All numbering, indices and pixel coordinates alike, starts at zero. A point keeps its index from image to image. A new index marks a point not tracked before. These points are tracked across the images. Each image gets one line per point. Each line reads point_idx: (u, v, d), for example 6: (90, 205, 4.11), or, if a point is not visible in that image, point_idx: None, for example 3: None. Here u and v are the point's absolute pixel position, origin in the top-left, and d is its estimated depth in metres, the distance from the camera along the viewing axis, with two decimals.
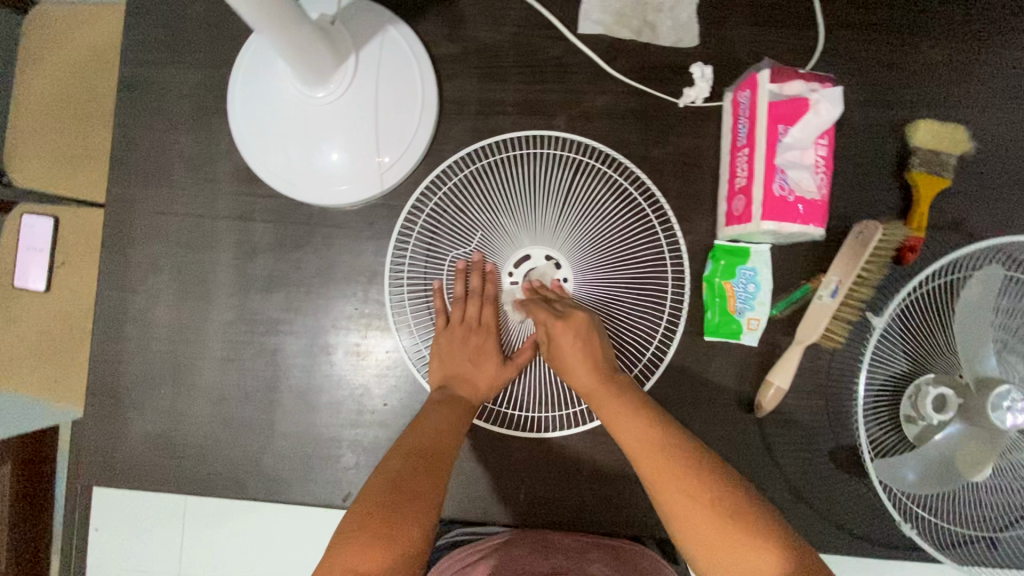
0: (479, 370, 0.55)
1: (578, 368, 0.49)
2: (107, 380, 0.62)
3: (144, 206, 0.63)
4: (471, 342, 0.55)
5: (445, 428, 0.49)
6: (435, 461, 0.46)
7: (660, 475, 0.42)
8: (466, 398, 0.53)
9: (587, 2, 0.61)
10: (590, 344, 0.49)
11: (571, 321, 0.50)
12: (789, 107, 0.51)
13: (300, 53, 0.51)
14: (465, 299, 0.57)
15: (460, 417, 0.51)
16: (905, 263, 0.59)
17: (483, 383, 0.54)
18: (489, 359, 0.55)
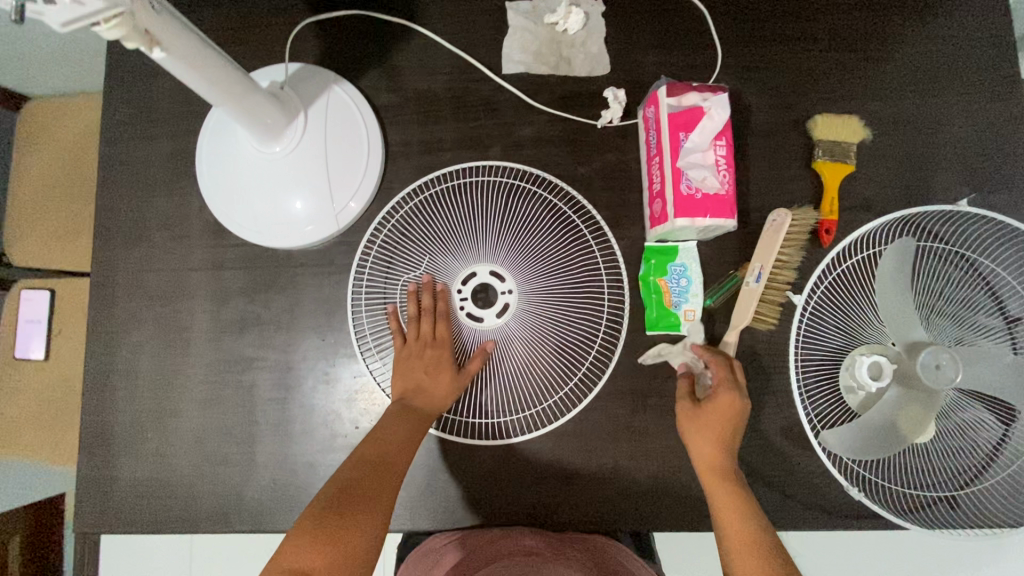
0: (435, 381, 0.59)
1: (705, 441, 0.55)
2: (97, 431, 0.66)
3: (125, 266, 0.69)
4: (427, 356, 0.60)
5: (402, 439, 0.55)
6: (385, 468, 0.52)
7: (743, 551, 0.49)
8: (422, 408, 0.58)
9: (508, 45, 0.69)
10: (728, 427, 0.55)
11: (738, 401, 0.55)
12: (686, 117, 0.57)
13: (255, 118, 0.58)
14: (419, 318, 0.62)
15: (416, 429, 0.56)
16: (823, 244, 0.64)
17: (440, 393, 0.59)
18: (444, 370, 0.59)
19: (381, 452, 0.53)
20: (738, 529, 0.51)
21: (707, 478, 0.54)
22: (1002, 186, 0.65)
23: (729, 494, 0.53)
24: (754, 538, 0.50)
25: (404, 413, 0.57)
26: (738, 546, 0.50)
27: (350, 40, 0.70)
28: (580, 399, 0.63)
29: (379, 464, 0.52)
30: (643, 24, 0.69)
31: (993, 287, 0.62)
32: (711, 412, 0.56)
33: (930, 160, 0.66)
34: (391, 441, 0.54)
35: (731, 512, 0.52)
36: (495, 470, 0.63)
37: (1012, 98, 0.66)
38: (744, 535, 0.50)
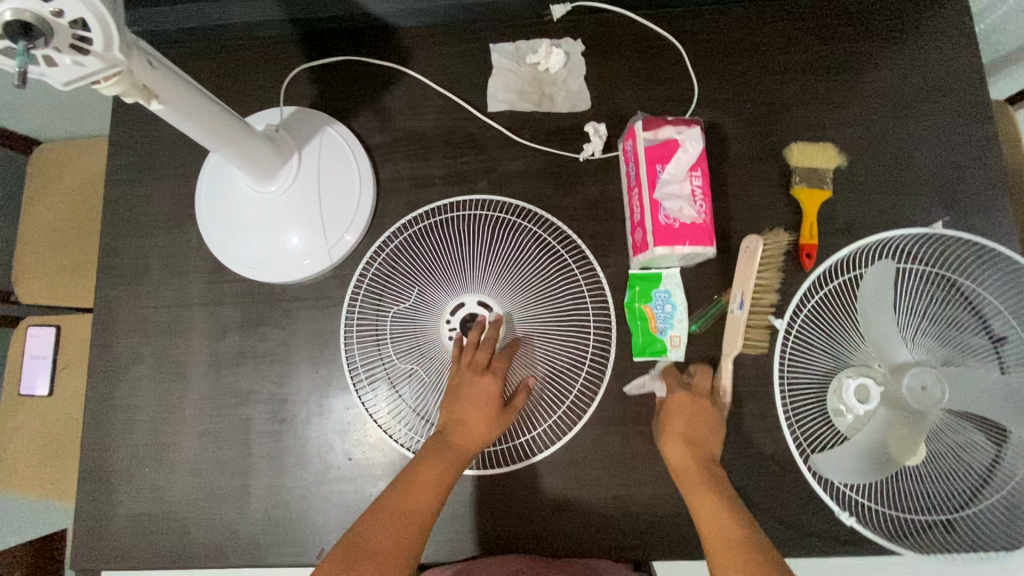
0: (483, 415, 0.56)
1: (671, 442, 0.57)
2: (95, 466, 0.67)
3: (127, 303, 0.71)
4: (480, 385, 0.56)
5: (437, 486, 0.52)
6: (409, 520, 0.49)
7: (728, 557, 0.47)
8: (462, 445, 0.54)
9: (493, 85, 0.72)
10: (691, 423, 0.58)
11: (693, 397, 0.59)
12: (662, 150, 0.60)
13: (251, 161, 0.62)
14: (476, 348, 0.59)
15: (451, 469, 0.53)
16: (805, 267, 0.66)
17: (483, 429, 0.55)
18: (492, 404, 0.56)
19: (408, 498, 0.50)
20: (714, 526, 0.50)
21: (683, 481, 0.55)
22: (979, 207, 0.67)
23: (704, 492, 0.53)
24: (733, 533, 0.49)
25: (445, 452, 0.53)
26: (717, 543, 0.49)
27: (342, 84, 0.73)
28: (570, 428, 0.64)
29: (403, 514, 0.49)
30: (622, 60, 0.71)
31: (978, 306, 0.62)
32: (670, 414, 0.59)
33: (906, 184, 0.68)
34: (422, 489, 0.51)
35: (712, 518, 0.50)
36: (487, 500, 0.63)
37: (983, 122, 0.68)
38: (722, 534, 0.49)
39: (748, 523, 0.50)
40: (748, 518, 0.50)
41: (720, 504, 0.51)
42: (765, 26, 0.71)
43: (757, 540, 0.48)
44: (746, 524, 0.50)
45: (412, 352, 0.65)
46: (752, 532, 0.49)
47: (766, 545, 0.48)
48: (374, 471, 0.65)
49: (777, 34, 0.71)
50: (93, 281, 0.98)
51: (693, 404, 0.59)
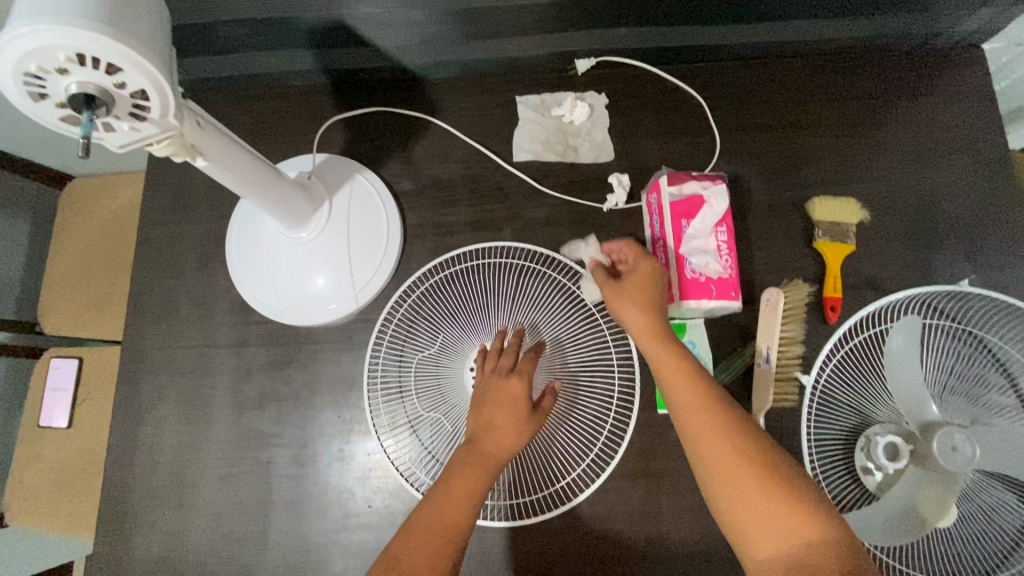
0: (513, 421, 0.56)
1: (637, 313, 0.56)
2: (115, 506, 0.67)
3: (155, 342, 0.72)
4: (507, 391, 0.57)
5: (472, 496, 0.51)
6: (443, 531, 0.49)
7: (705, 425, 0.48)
8: (493, 449, 0.54)
9: (518, 136, 0.74)
10: (654, 294, 0.57)
11: (656, 268, 0.58)
12: (688, 204, 0.61)
13: (283, 209, 0.63)
14: (501, 354, 0.60)
15: (482, 476, 0.53)
16: (829, 321, 0.66)
17: (514, 436, 0.55)
18: (521, 408, 0.56)
19: (441, 510, 0.50)
20: (683, 389, 0.51)
21: (651, 354, 0.54)
22: (1003, 264, 0.67)
23: (674, 360, 0.53)
24: (704, 402, 0.50)
25: (477, 462, 0.53)
26: (688, 410, 0.50)
27: (373, 132, 0.75)
28: (592, 480, 0.63)
29: (437, 528, 0.49)
30: (645, 113, 0.73)
31: (1007, 365, 0.61)
32: (634, 284, 0.57)
33: (928, 240, 0.68)
34: (455, 502, 0.51)
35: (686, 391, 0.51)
36: (508, 552, 0.63)
37: (1004, 180, 0.69)
38: (695, 402, 0.50)
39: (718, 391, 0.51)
40: (716, 384, 0.52)
41: (690, 371, 0.52)
42: (784, 83, 0.73)
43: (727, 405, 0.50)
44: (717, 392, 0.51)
45: (434, 398, 0.65)
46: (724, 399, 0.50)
47: (737, 412, 0.50)
48: (394, 519, 0.64)
49: (797, 89, 0.73)
50: (118, 314, 1.00)
51: (655, 276, 0.58)
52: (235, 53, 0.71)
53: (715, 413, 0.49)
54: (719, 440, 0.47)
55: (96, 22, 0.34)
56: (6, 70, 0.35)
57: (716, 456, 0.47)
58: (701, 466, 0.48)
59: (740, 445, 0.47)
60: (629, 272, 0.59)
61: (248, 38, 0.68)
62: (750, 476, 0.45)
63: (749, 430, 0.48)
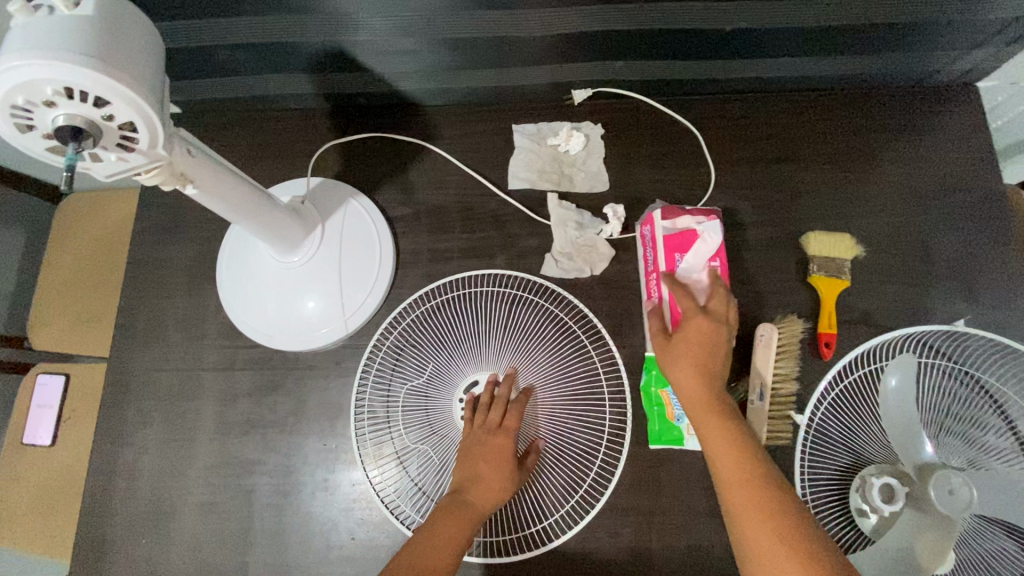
0: (499, 475, 0.56)
1: (684, 373, 0.55)
2: (92, 534, 0.65)
3: (141, 364, 0.71)
4: (495, 444, 0.57)
5: (455, 545, 0.50)
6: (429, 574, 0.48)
7: (737, 488, 0.49)
8: (479, 501, 0.54)
9: (514, 164, 0.74)
10: (706, 352, 0.55)
11: (711, 326, 0.55)
12: (680, 238, 0.61)
13: (275, 233, 0.63)
14: (490, 406, 0.60)
15: (467, 525, 0.52)
16: (824, 357, 0.65)
17: (498, 490, 0.55)
18: (507, 464, 0.57)
19: (424, 554, 0.49)
20: (726, 463, 0.50)
21: (697, 417, 0.54)
22: (1000, 302, 0.66)
23: (720, 428, 0.52)
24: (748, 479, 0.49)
25: (464, 510, 0.53)
26: (723, 472, 0.50)
27: (369, 157, 0.76)
28: (582, 516, 0.62)
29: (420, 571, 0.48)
30: (641, 144, 0.73)
31: (1004, 408, 0.61)
32: (685, 336, 0.56)
33: (924, 277, 0.68)
34: (441, 546, 0.50)
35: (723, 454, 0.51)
36: None
37: (1000, 218, 0.69)
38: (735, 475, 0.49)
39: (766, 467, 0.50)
40: (764, 458, 0.50)
41: (736, 443, 0.51)
42: (780, 118, 0.73)
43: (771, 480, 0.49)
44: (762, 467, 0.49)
45: (422, 428, 0.64)
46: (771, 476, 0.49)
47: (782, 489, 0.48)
48: (378, 553, 0.63)
49: (792, 124, 0.73)
50: (109, 330, 1.00)
51: (711, 332, 0.55)
52: (234, 77, 0.71)
53: (758, 492, 0.48)
54: (754, 519, 0.46)
55: (84, 55, 0.33)
56: None
57: (744, 522, 0.47)
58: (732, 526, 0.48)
59: (777, 528, 0.45)
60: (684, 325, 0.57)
61: (246, 63, 0.68)
62: (793, 566, 0.43)
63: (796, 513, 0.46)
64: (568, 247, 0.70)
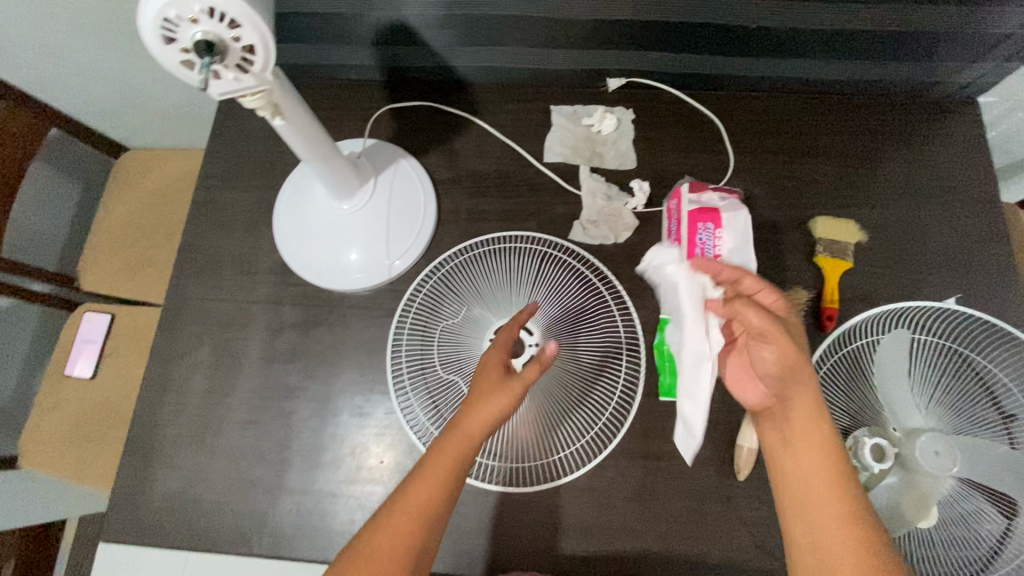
0: (485, 393, 0.54)
1: (800, 371, 0.54)
2: (142, 442, 0.71)
3: (196, 293, 0.77)
4: (486, 363, 0.57)
5: (440, 481, 0.52)
6: (419, 519, 0.50)
7: (826, 495, 0.51)
8: (466, 426, 0.53)
9: (550, 140, 0.81)
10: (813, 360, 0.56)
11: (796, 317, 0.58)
12: (704, 211, 0.66)
13: (336, 179, 0.70)
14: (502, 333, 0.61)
15: (453, 456, 0.52)
16: (824, 329, 0.71)
17: (485, 412, 0.53)
18: (495, 383, 0.55)
19: (416, 491, 0.51)
20: (819, 464, 0.52)
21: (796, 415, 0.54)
22: (987, 290, 0.72)
23: (818, 433, 0.53)
24: (831, 490, 0.51)
25: (453, 442, 0.53)
26: (815, 476, 0.52)
27: (418, 126, 0.83)
28: (594, 455, 0.67)
29: (411, 510, 0.50)
30: (666, 130, 0.81)
31: (988, 382, 0.66)
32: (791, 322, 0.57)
33: (921, 263, 0.73)
34: (427, 488, 0.51)
35: (820, 461, 0.52)
36: (512, 517, 0.67)
37: (993, 216, 0.75)
38: (820, 489, 0.51)
39: (848, 476, 0.52)
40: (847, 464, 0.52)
41: (827, 449, 0.52)
42: (793, 115, 0.80)
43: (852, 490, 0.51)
44: (847, 479, 0.52)
45: (451, 366, 0.69)
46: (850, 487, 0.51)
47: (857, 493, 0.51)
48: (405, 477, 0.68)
49: (806, 121, 0.80)
50: (162, 280, 1.07)
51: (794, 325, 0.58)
52: (305, 43, 0.79)
53: (837, 495, 0.51)
54: (841, 528, 0.49)
55: None
56: (149, 17, 0.42)
57: (825, 523, 0.50)
58: (805, 523, 0.51)
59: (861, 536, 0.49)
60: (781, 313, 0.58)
61: (318, 31, 0.77)
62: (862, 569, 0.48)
63: (868, 520, 0.50)
64: (595, 215, 0.76)
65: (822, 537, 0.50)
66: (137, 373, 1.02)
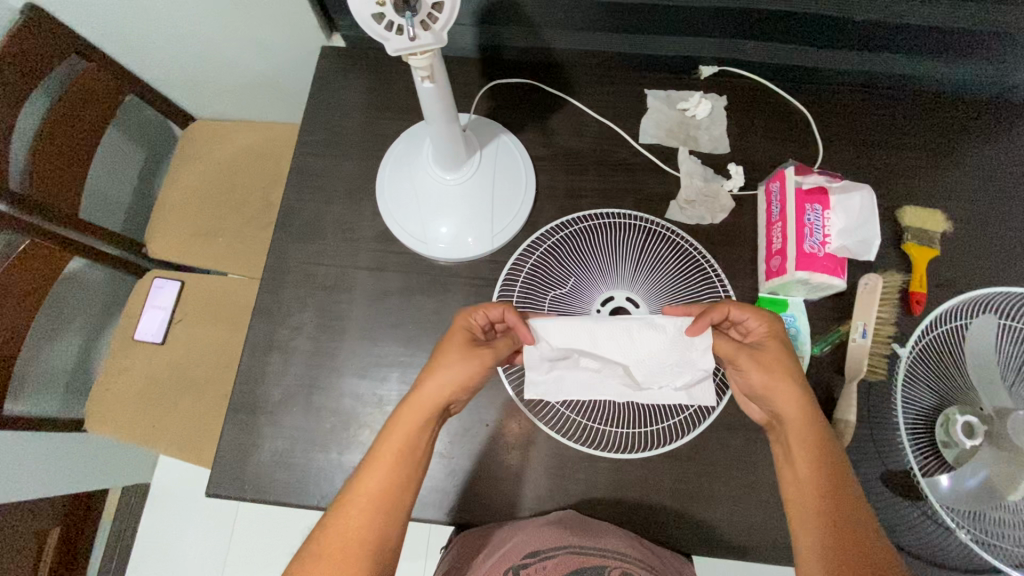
0: (446, 360, 0.58)
1: (783, 388, 0.58)
2: (247, 399, 0.72)
3: (299, 258, 0.78)
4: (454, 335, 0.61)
5: (397, 456, 0.55)
6: (388, 497, 0.54)
7: (822, 507, 0.54)
8: (424, 393, 0.57)
9: (645, 122, 0.83)
10: (792, 369, 0.59)
11: (779, 336, 0.60)
12: (811, 194, 0.70)
13: (450, 149, 0.69)
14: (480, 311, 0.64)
15: (410, 429, 0.56)
16: (913, 312, 0.74)
17: (443, 380, 0.58)
18: (458, 352, 0.59)
19: (380, 467, 0.54)
20: (814, 478, 0.56)
21: (795, 432, 0.58)
22: None
23: (812, 451, 0.57)
24: (830, 503, 0.54)
25: (405, 418, 0.56)
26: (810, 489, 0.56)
27: (515, 103, 0.85)
28: (700, 422, 0.70)
29: (378, 490, 0.54)
30: (757, 117, 0.83)
31: None
32: (767, 344, 0.60)
33: (1001, 256, 0.77)
34: (382, 471, 0.54)
35: (814, 474, 0.56)
36: (614, 480, 0.70)
37: None
38: (821, 504, 0.55)
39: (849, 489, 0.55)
40: (847, 475, 0.56)
41: (824, 466, 0.56)
42: (878, 109, 0.83)
43: (854, 501, 0.54)
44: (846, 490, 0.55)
45: None
46: (851, 502, 0.54)
47: (858, 505, 0.54)
48: (513, 439, 0.72)
49: (889, 115, 0.83)
50: (262, 257, 1.06)
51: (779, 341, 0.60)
52: None
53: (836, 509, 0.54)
54: (830, 536, 0.53)
55: None
56: None
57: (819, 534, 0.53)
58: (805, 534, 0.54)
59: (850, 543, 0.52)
60: (759, 338, 0.61)
61: None
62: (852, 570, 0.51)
63: (861, 527, 0.53)
64: (693, 196, 0.79)
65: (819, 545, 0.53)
66: (236, 344, 1.02)
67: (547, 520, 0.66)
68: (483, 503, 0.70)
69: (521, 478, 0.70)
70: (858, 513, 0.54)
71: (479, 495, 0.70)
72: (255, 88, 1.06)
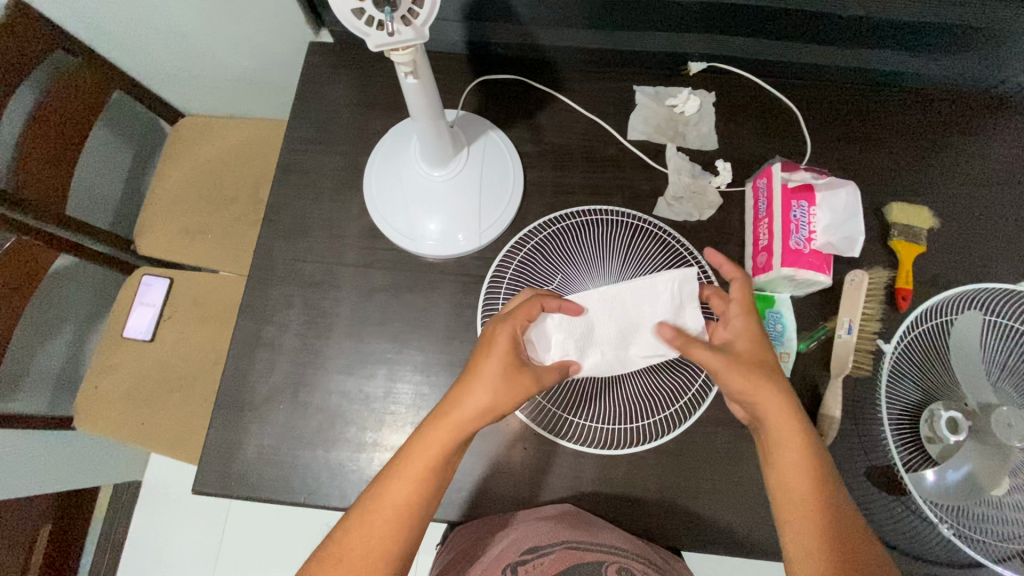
0: (483, 381, 0.54)
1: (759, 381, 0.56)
2: (233, 397, 0.72)
3: (285, 255, 0.77)
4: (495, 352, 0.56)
5: (429, 471, 0.52)
6: (408, 512, 0.51)
7: (807, 507, 0.53)
8: (455, 412, 0.54)
9: (633, 118, 0.83)
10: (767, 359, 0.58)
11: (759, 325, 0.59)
12: (798, 189, 0.69)
13: (437, 146, 0.69)
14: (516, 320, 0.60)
15: (440, 449, 0.53)
16: (899, 308, 0.74)
17: (480, 400, 0.54)
18: (501, 375, 0.55)
19: (399, 481, 0.52)
20: (796, 475, 0.54)
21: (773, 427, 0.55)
22: None
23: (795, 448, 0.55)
24: (816, 503, 0.53)
25: (437, 434, 0.53)
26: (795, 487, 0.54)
27: (504, 99, 0.85)
28: (687, 418, 0.70)
29: (401, 506, 0.51)
30: (746, 113, 0.83)
31: None
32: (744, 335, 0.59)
33: (986, 252, 0.77)
34: (407, 484, 0.52)
35: (796, 471, 0.54)
36: (601, 476, 0.71)
37: None
38: (808, 502, 0.53)
39: (833, 488, 0.54)
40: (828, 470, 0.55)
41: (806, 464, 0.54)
42: (866, 105, 0.83)
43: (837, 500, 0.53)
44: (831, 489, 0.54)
45: None
46: (835, 501, 0.53)
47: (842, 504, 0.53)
48: (500, 435, 0.72)
49: (877, 112, 0.83)
50: (251, 255, 1.06)
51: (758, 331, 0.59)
52: None
53: (823, 509, 0.53)
54: (814, 537, 0.51)
55: None
56: None
57: (804, 534, 0.52)
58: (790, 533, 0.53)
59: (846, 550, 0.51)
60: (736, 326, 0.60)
61: None
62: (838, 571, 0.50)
63: (856, 533, 0.52)
64: (680, 192, 0.79)
65: (804, 545, 0.52)
66: (224, 342, 1.02)
67: (540, 516, 0.65)
68: (470, 499, 0.70)
69: (509, 475, 0.71)
70: (852, 518, 0.53)
71: (467, 491, 0.70)
72: (242, 84, 1.05)
